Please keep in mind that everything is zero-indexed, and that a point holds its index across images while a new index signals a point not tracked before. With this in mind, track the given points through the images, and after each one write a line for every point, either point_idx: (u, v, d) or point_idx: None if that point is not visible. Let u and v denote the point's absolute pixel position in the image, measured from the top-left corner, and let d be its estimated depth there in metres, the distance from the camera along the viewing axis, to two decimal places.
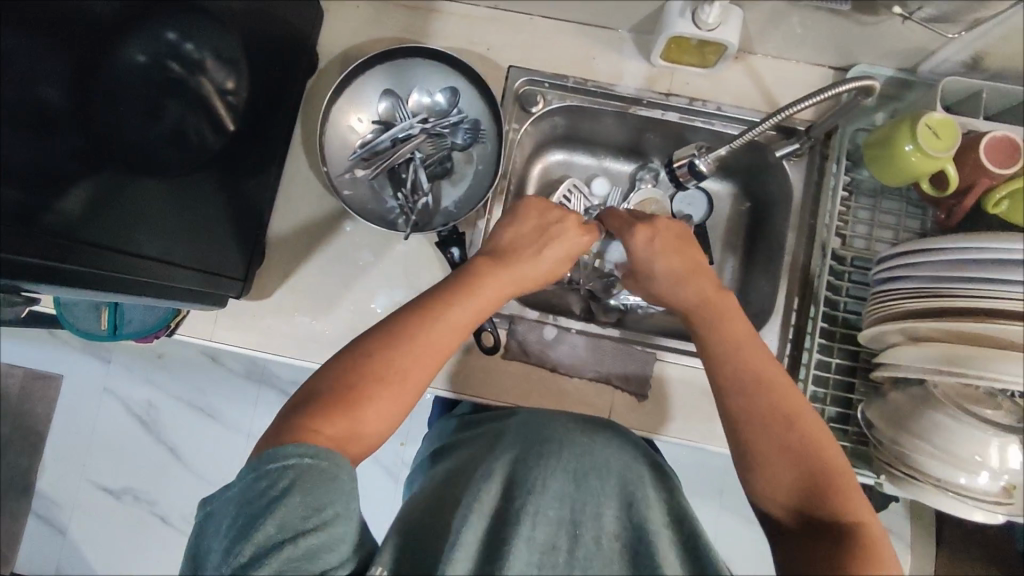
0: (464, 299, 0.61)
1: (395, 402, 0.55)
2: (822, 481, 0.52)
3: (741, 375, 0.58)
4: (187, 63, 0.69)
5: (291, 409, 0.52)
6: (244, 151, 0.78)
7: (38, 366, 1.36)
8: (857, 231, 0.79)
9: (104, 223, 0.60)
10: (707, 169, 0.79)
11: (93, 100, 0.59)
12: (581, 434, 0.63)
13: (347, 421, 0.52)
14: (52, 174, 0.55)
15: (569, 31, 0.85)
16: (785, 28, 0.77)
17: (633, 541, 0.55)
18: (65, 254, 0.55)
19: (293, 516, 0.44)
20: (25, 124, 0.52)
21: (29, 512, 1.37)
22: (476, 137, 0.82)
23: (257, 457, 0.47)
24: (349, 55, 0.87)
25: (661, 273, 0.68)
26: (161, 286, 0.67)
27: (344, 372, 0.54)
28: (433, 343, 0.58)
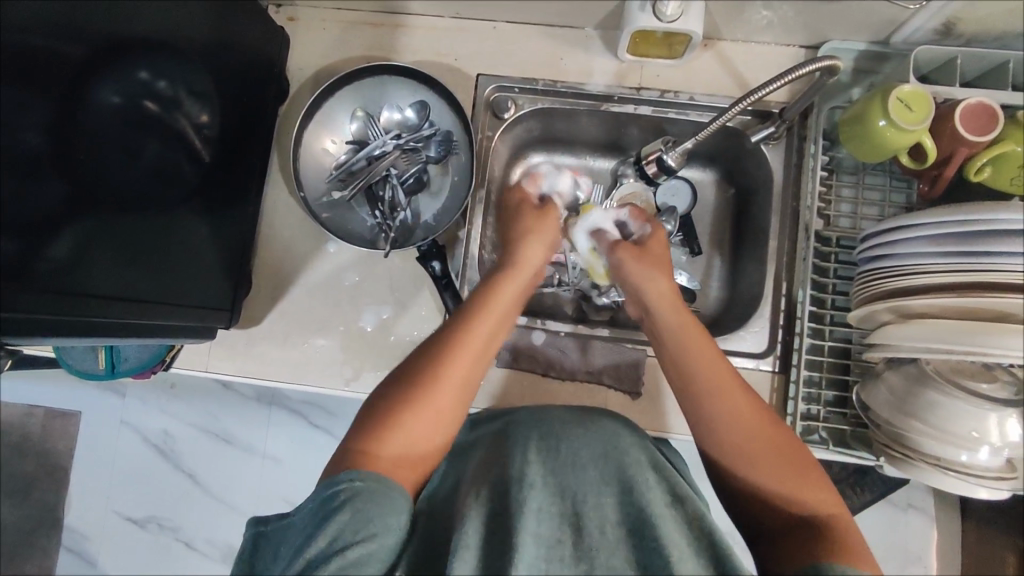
0: (488, 305, 0.65)
1: (445, 416, 0.59)
2: (793, 479, 0.56)
3: (714, 400, 0.61)
4: (163, 100, 0.71)
5: (356, 431, 0.58)
6: (222, 181, 0.79)
7: (55, 404, 1.40)
8: (841, 210, 0.78)
9: (90, 269, 0.61)
10: (674, 164, 0.82)
11: (71, 143, 0.61)
12: (575, 426, 0.63)
13: (406, 434, 0.57)
14: (43, 219, 0.57)
15: (534, 34, 0.85)
16: (749, 12, 0.76)
17: (637, 524, 0.54)
18: (51, 306, 0.56)
19: (345, 528, 0.48)
20: (20, 177, 0.55)
21: (58, 546, 1.40)
22: (450, 148, 0.82)
23: (323, 481, 0.54)
24: (320, 76, 0.88)
25: (645, 286, 0.71)
26: (150, 325, 0.68)
27: (396, 393, 0.59)
28: (464, 346, 0.62)
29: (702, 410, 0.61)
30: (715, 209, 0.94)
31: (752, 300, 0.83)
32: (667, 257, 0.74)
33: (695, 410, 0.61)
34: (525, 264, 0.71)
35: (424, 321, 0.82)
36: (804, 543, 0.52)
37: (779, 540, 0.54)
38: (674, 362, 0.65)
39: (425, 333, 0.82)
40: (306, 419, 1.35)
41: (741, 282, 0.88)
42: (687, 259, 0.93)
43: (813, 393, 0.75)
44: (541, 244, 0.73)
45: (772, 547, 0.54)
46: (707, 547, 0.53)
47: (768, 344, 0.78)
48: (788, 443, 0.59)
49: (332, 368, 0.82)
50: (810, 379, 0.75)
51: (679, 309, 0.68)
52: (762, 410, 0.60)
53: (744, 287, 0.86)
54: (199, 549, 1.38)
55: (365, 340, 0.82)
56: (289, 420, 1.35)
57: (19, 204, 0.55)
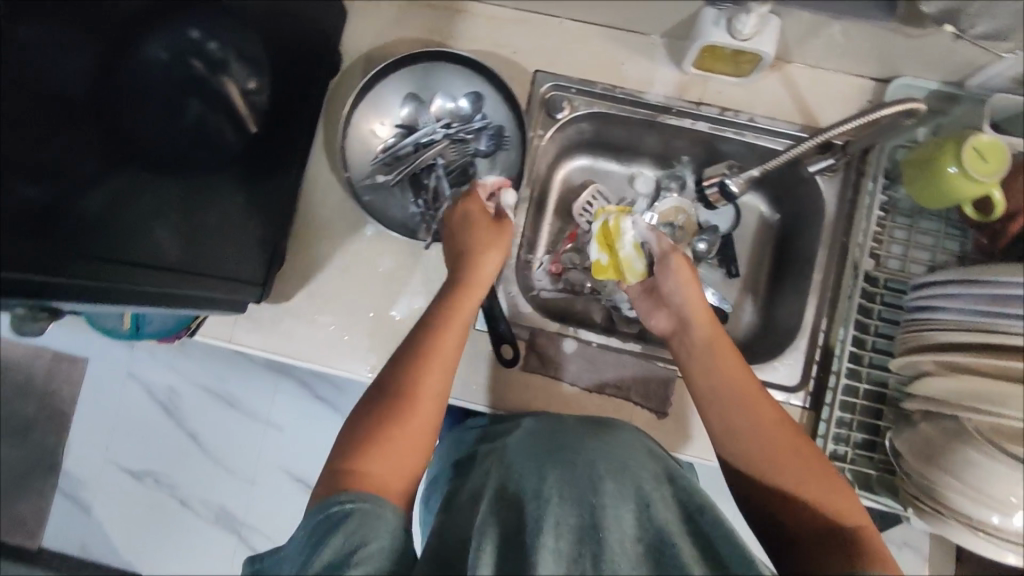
0: (452, 320, 0.67)
1: (426, 434, 0.61)
2: (825, 494, 0.57)
3: (742, 412, 0.62)
4: (210, 62, 0.67)
5: (342, 449, 0.59)
6: (267, 152, 0.77)
7: (64, 349, 1.40)
8: (892, 251, 0.76)
9: (126, 234, 0.60)
10: (738, 189, 0.80)
11: (113, 94, 0.58)
12: (594, 441, 0.61)
13: (389, 448, 0.58)
14: (73, 172, 0.54)
15: (598, 35, 0.83)
16: (824, 37, 0.74)
17: (651, 536, 0.52)
18: (90, 272, 0.56)
19: (342, 549, 0.47)
20: (53, 125, 0.52)
21: (54, 489, 1.41)
22: (500, 144, 0.81)
23: (313, 508, 0.53)
24: (373, 56, 0.85)
25: (679, 296, 0.70)
26: (168, 293, 0.65)
27: (376, 411, 0.61)
28: (440, 360, 0.64)
29: (727, 421, 0.63)
30: (756, 233, 0.93)
31: (788, 331, 0.82)
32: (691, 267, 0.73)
33: (721, 420, 0.63)
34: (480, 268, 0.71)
35: None
36: (839, 556, 0.52)
37: (815, 552, 0.53)
38: (701, 374, 0.66)
39: None
40: (312, 393, 1.35)
41: (777, 310, 0.87)
42: (721, 279, 0.92)
43: (843, 433, 0.74)
44: (495, 257, 0.72)
45: (804, 556, 0.54)
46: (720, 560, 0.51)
47: (801, 378, 0.77)
48: (807, 451, 0.60)
49: (358, 353, 0.81)
50: (841, 419, 0.74)
51: (710, 325, 0.68)
52: (785, 420, 0.62)
53: (780, 316, 0.85)
54: (193, 508, 1.39)
55: (394, 329, 0.81)
56: (295, 391, 1.35)
57: (58, 155, 0.52)
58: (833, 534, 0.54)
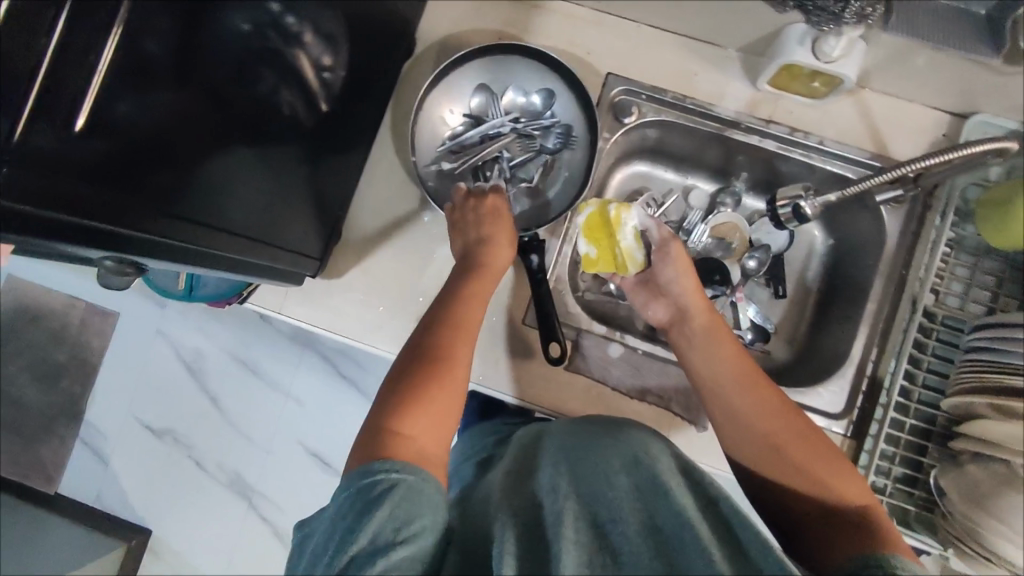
0: (474, 290, 0.69)
1: (457, 398, 0.62)
2: (831, 476, 0.59)
3: (739, 396, 0.63)
4: (285, 34, 0.61)
5: (373, 416, 0.58)
6: (336, 129, 0.77)
7: (99, 302, 1.42)
8: (952, 288, 0.75)
9: (196, 195, 0.57)
10: (811, 212, 0.76)
11: (195, 56, 0.53)
12: (604, 439, 0.56)
13: (423, 410, 0.58)
14: (148, 138, 0.50)
15: (674, 43, 0.82)
16: (907, 67, 0.73)
17: (670, 527, 0.46)
18: (160, 231, 0.53)
19: (386, 525, 0.47)
20: (130, 89, 0.47)
21: (76, 439, 1.43)
22: (567, 143, 0.81)
23: (353, 473, 0.53)
24: (447, 44, 0.85)
25: (675, 282, 0.72)
26: (226, 258, 0.64)
27: (406, 380, 0.61)
28: (466, 329, 0.66)
29: (728, 408, 0.63)
30: (806, 256, 0.92)
31: (835, 357, 0.81)
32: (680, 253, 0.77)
33: (721, 407, 0.64)
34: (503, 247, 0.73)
35: (503, 309, 0.81)
36: (846, 537, 0.53)
37: (823, 537, 0.55)
38: (695, 355, 0.68)
39: (502, 322, 0.81)
40: (336, 370, 1.36)
41: (823, 336, 0.86)
42: (768, 299, 0.91)
43: (885, 466, 0.73)
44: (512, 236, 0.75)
45: (817, 539, 0.56)
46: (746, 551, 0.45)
47: (844, 406, 0.77)
48: (809, 435, 0.61)
49: (403, 336, 0.82)
50: (884, 452, 0.74)
51: (702, 310, 0.70)
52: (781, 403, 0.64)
53: (826, 342, 0.85)
54: (209, 471, 1.40)
55: None
56: (320, 367, 1.36)
57: (149, 115, 0.49)
58: (836, 513, 0.56)
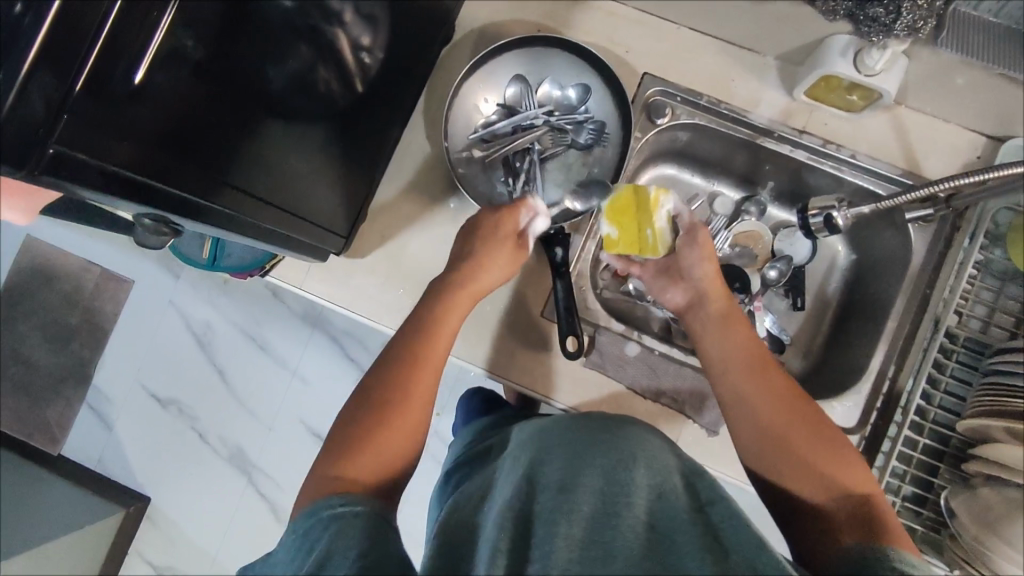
0: (444, 319, 0.67)
1: (409, 441, 0.60)
2: (833, 468, 0.58)
3: (750, 380, 0.63)
4: (326, 12, 0.63)
5: (321, 466, 0.57)
6: (373, 110, 0.77)
7: (114, 268, 1.43)
8: (975, 311, 0.74)
9: (236, 161, 0.58)
10: (843, 223, 0.75)
11: (240, 24, 0.53)
12: (605, 430, 0.55)
13: (369, 454, 0.58)
14: (188, 103, 0.50)
15: (712, 47, 0.82)
16: (948, 86, 0.73)
17: (666, 528, 0.49)
18: (203, 190, 0.54)
19: (330, 548, 0.45)
20: (174, 56, 0.47)
21: (83, 402, 1.44)
22: (599, 139, 0.81)
23: (303, 512, 0.51)
24: (485, 32, 0.85)
25: (694, 266, 0.73)
26: (260, 227, 0.65)
27: (356, 426, 0.60)
28: (424, 367, 0.64)
29: (737, 392, 0.64)
30: (827, 270, 0.92)
31: (851, 372, 0.81)
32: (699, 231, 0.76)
33: (731, 392, 0.64)
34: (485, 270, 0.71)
35: (522, 301, 0.81)
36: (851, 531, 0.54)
37: (828, 526, 0.56)
38: (714, 336, 0.68)
39: (520, 313, 0.81)
40: (345, 353, 1.37)
41: (840, 351, 0.86)
42: (786, 310, 0.91)
43: (895, 484, 0.73)
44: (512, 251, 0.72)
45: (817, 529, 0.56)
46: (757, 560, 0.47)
47: (858, 422, 0.77)
48: (818, 433, 0.61)
49: None
50: (895, 470, 0.73)
51: (720, 295, 0.71)
52: (792, 385, 0.64)
53: (842, 357, 0.85)
54: (211, 444, 1.41)
55: None
56: (328, 347, 1.37)
57: (187, 83, 0.49)
58: (841, 500, 0.57)
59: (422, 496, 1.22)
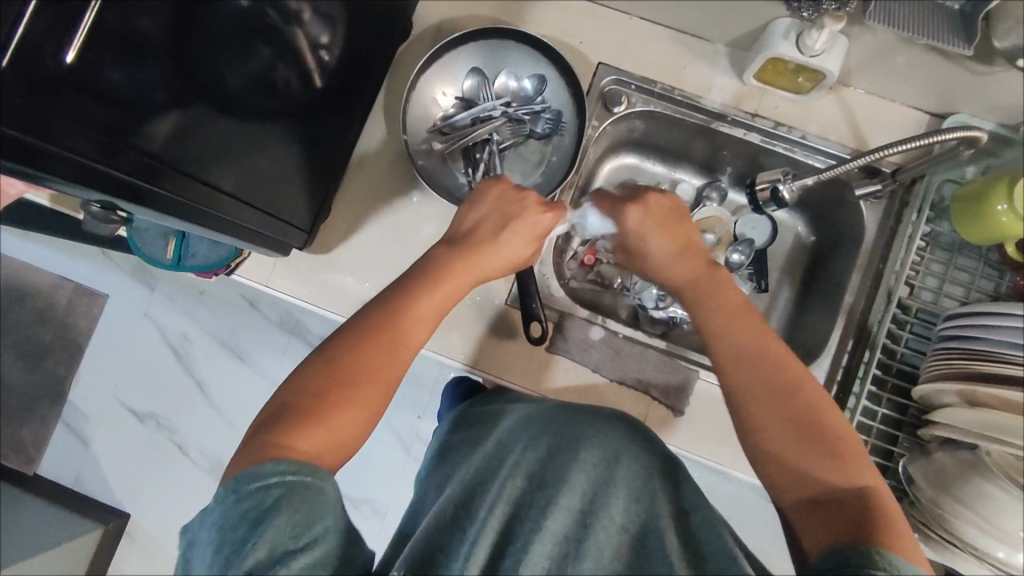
0: (427, 294, 0.60)
1: (369, 416, 0.54)
2: (830, 462, 0.52)
3: (749, 362, 0.56)
4: (284, 12, 0.69)
5: (265, 424, 0.51)
6: (330, 107, 0.78)
7: (87, 283, 1.41)
8: (926, 283, 0.77)
9: (188, 149, 0.60)
10: (789, 196, 0.78)
11: (190, 33, 0.60)
12: (592, 425, 0.59)
13: (321, 428, 0.51)
14: (140, 101, 0.54)
15: (663, 37, 0.84)
16: (889, 65, 0.75)
17: (637, 527, 0.52)
18: (150, 174, 0.56)
19: (283, 534, 0.43)
20: (123, 57, 0.52)
21: (57, 419, 1.42)
22: (556, 128, 0.82)
23: (235, 479, 0.47)
24: (442, 28, 0.87)
25: (653, 249, 0.67)
26: (224, 221, 0.67)
27: (312, 388, 0.53)
28: (399, 341, 0.57)
29: (733, 378, 0.56)
30: (788, 251, 0.94)
31: (812, 349, 0.83)
32: (678, 207, 0.69)
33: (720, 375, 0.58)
34: (489, 247, 0.64)
35: (486, 290, 0.82)
36: (847, 530, 0.48)
37: (823, 523, 0.49)
38: (703, 317, 0.61)
39: (485, 302, 0.82)
40: None
41: (801, 329, 0.88)
42: (749, 293, 0.92)
43: None
44: (519, 234, 0.65)
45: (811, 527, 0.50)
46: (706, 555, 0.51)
47: None
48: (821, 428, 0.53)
49: None
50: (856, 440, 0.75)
51: (701, 269, 0.64)
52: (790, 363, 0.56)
53: (805, 334, 0.86)
54: (190, 455, 1.39)
55: None
56: (305, 353, 1.36)
57: (136, 83, 0.54)
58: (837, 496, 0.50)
59: (404, 497, 1.21)
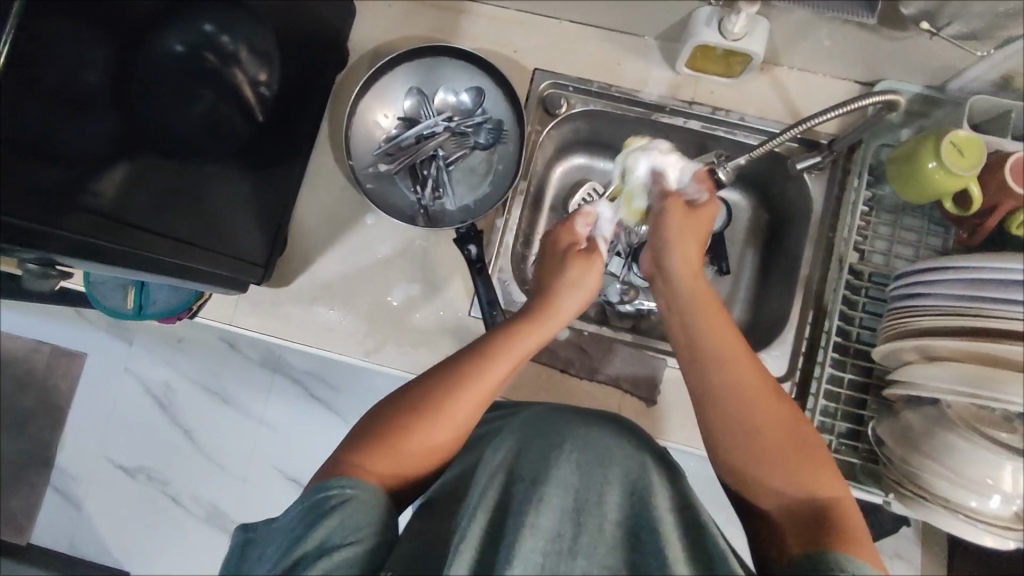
0: (509, 344, 0.63)
1: (437, 450, 0.58)
2: (803, 471, 0.56)
3: (724, 369, 0.61)
4: (222, 54, 0.69)
5: (348, 443, 0.57)
6: (271, 140, 0.79)
7: (64, 343, 1.40)
8: (877, 246, 0.79)
9: (138, 201, 0.61)
10: (726, 178, 0.78)
11: (133, 83, 0.60)
12: (581, 424, 0.61)
13: (396, 455, 0.56)
14: (89, 157, 0.55)
15: (595, 37, 0.86)
16: (812, 40, 0.77)
17: (638, 527, 0.53)
18: (94, 229, 0.56)
19: (332, 533, 0.48)
20: (68, 114, 0.53)
21: (47, 484, 1.40)
22: (499, 138, 0.83)
23: (313, 485, 0.52)
24: (379, 51, 0.88)
25: (673, 261, 0.69)
26: (179, 266, 0.67)
27: (398, 414, 0.58)
28: (480, 386, 0.60)
29: (711, 383, 0.61)
30: (746, 232, 0.95)
31: (776, 323, 0.84)
32: (701, 219, 0.72)
33: (701, 380, 0.62)
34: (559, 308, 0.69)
35: (450, 302, 0.83)
36: (812, 535, 0.52)
37: (793, 528, 0.54)
38: (686, 325, 0.66)
39: (450, 315, 0.82)
40: (308, 391, 1.34)
41: (765, 306, 0.89)
42: (712, 276, 0.93)
43: (828, 423, 0.75)
44: (581, 292, 0.71)
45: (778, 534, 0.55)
46: (704, 546, 0.53)
47: (787, 369, 0.79)
48: (798, 438, 0.58)
49: (355, 337, 0.83)
50: (826, 408, 0.76)
51: (693, 281, 0.68)
52: (766, 377, 0.61)
53: (769, 311, 0.87)
54: (184, 505, 1.38)
55: (391, 313, 0.82)
56: (290, 388, 1.35)
57: (87, 139, 0.55)
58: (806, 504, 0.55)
59: None
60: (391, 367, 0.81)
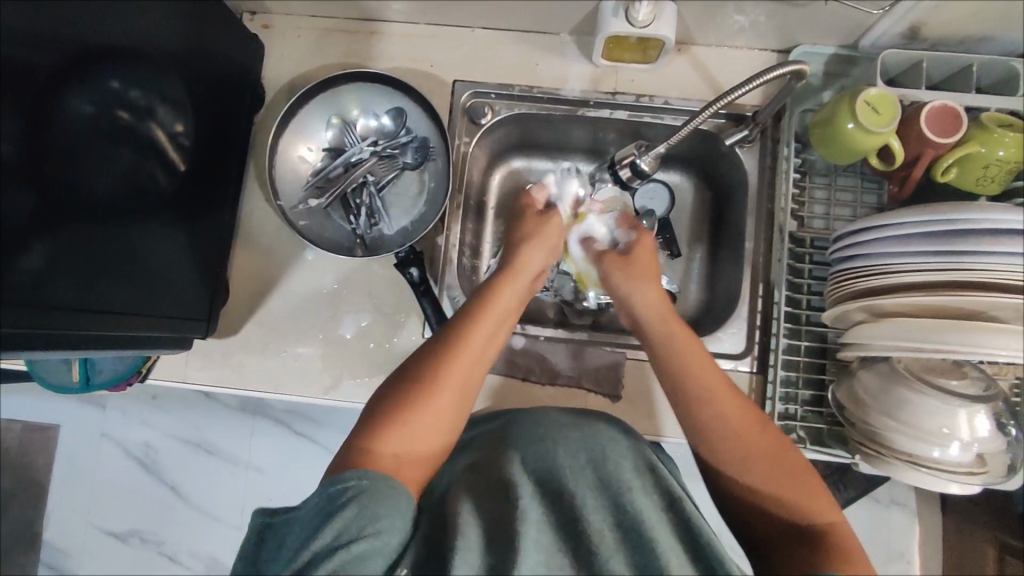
0: (486, 311, 0.66)
1: (442, 419, 0.59)
2: (799, 491, 0.57)
3: (710, 402, 0.61)
4: (136, 110, 0.68)
5: (354, 435, 0.57)
6: (197, 190, 0.77)
7: (33, 418, 1.36)
8: (815, 211, 0.79)
9: (68, 285, 0.58)
10: (649, 168, 0.80)
11: (43, 150, 0.58)
12: (573, 429, 0.62)
13: (404, 431, 0.57)
14: (12, 233, 0.53)
15: (511, 40, 0.85)
16: (721, 17, 0.77)
17: (631, 528, 0.53)
18: (29, 319, 0.54)
19: (349, 525, 0.47)
20: None
21: (38, 563, 1.36)
22: (426, 156, 0.82)
23: (327, 480, 0.52)
24: (295, 84, 0.87)
25: (639, 307, 0.72)
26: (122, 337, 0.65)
27: (398, 393, 0.59)
28: (470, 350, 0.63)
29: (696, 416, 0.62)
30: (692, 212, 0.95)
31: (730, 300, 0.84)
32: (652, 271, 0.75)
33: (691, 413, 0.62)
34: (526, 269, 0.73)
35: (402, 327, 0.82)
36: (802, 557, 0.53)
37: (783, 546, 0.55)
38: (666, 360, 0.66)
39: (406, 340, 0.81)
40: (290, 429, 1.32)
41: (719, 283, 0.89)
42: (664, 261, 0.93)
43: (791, 392, 0.76)
44: (541, 250, 0.75)
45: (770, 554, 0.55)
46: (700, 550, 0.52)
47: (745, 345, 0.80)
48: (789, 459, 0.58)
49: (314, 376, 0.81)
50: (787, 377, 0.77)
51: (668, 324, 0.69)
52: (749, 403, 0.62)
53: (723, 288, 0.88)
54: (182, 562, 1.35)
55: (347, 346, 0.81)
56: (272, 429, 1.32)
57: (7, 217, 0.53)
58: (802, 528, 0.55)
59: None
60: (355, 401, 0.80)
